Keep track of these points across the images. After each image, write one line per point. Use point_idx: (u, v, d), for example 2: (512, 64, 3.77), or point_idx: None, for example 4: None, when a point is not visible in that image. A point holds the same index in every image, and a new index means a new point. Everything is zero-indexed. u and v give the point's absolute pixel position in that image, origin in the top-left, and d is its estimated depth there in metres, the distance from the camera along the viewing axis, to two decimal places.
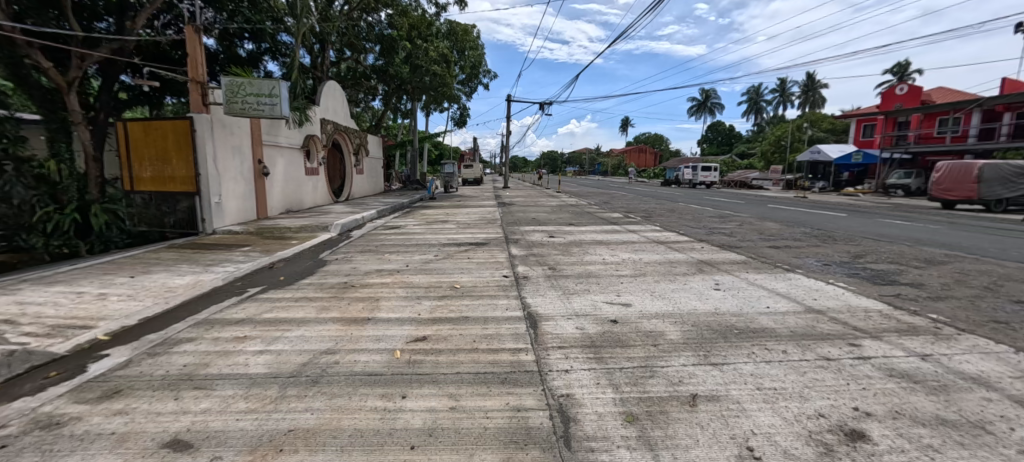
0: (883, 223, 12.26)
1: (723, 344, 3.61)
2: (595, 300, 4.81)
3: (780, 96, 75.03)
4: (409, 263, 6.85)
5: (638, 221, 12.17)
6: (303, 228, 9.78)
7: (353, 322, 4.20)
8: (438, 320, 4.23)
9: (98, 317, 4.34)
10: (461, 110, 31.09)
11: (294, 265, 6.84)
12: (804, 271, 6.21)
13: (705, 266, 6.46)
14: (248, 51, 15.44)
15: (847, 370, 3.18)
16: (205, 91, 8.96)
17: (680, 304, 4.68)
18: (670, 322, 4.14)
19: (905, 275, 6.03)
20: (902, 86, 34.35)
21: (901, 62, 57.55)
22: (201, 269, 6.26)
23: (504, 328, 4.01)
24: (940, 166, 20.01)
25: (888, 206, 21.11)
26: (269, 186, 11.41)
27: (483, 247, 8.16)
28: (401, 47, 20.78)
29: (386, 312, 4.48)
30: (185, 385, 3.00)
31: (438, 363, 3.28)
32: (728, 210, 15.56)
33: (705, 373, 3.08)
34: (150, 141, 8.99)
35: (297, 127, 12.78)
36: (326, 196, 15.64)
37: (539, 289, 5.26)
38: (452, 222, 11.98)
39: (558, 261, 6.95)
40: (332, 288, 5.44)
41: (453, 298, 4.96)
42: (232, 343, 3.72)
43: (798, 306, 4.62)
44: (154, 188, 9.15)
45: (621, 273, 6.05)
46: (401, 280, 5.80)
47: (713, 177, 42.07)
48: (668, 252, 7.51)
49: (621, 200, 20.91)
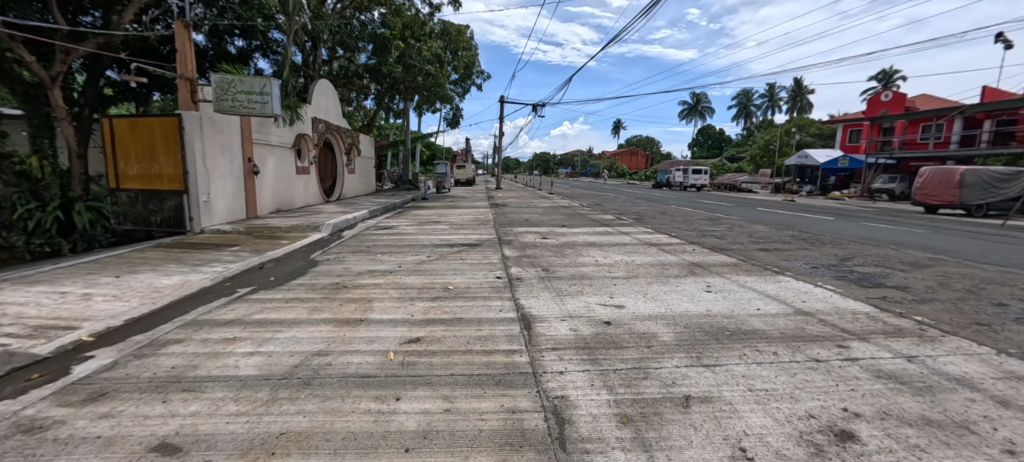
0: (869, 226, 12.50)
1: (715, 345, 3.66)
2: (589, 302, 4.83)
3: (769, 101, 76.21)
4: (401, 264, 6.80)
5: (631, 223, 12.25)
6: (294, 228, 9.67)
7: (346, 323, 4.17)
8: (431, 321, 4.22)
9: (83, 317, 4.25)
10: (454, 110, 31.09)
11: (285, 265, 6.75)
12: (793, 274, 6.31)
13: (697, 268, 6.52)
14: (239, 48, 15.38)
15: (836, 371, 3.24)
16: (195, 87, 8.75)
17: (673, 306, 4.70)
18: (662, 323, 4.18)
19: (891, 278, 6.16)
20: (886, 93, 35.48)
21: (885, 70, 59.01)
22: (189, 270, 6.14)
23: (498, 329, 4.01)
24: (923, 171, 20.23)
25: (874, 210, 21.46)
26: (258, 185, 11.25)
27: (477, 248, 8.15)
28: (394, 46, 20.68)
29: (379, 313, 4.45)
30: (173, 387, 2.94)
31: (432, 365, 3.26)
32: (719, 212, 15.72)
33: (698, 375, 3.11)
34: (136, 138, 8.81)
35: (288, 125, 12.56)
36: (318, 196, 15.51)
37: (532, 291, 5.25)
38: (445, 223, 11.93)
39: (551, 262, 6.96)
40: (324, 288, 5.39)
41: (446, 299, 4.93)
42: (222, 344, 3.67)
43: (787, 308, 4.68)
44: (140, 186, 8.97)
45: (614, 275, 6.09)
46: (394, 281, 5.77)
47: (704, 180, 42.57)
48: (660, 255, 7.56)
49: (613, 202, 21.06)
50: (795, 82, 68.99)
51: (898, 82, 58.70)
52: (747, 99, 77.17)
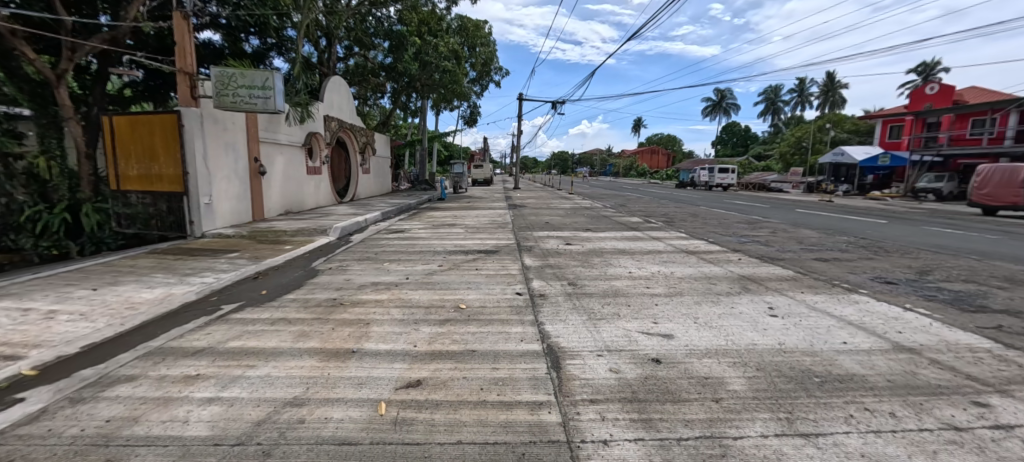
0: (932, 231, 11.12)
1: (804, 400, 2.78)
2: (628, 330, 3.94)
3: (799, 97, 73.04)
4: (408, 275, 6.06)
5: (660, 226, 11.24)
6: (300, 232, 9.07)
7: (335, 356, 3.43)
8: (437, 355, 3.43)
9: (33, 344, 3.62)
10: (472, 109, 30.49)
11: (282, 275, 6.10)
12: (869, 292, 5.29)
13: (750, 284, 5.56)
14: (254, 47, 15.09)
15: (994, 448, 2.30)
16: (195, 82, 8.18)
17: (735, 338, 3.79)
18: (726, 362, 3.31)
19: (994, 300, 5.05)
20: (933, 85, 33.07)
21: (929, 62, 55.63)
22: (175, 281, 5.53)
23: (519, 369, 3.20)
24: (981, 169, 18.53)
25: (925, 212, 19.77)
26: (266, 186, 10.74)
27: (493, 255, 7.37)
28: (411, 43, 20.07)
29: (376, 342, 3.69)
30: (94, 455, 2.24)
31: (432, 425, 2.47)
32: (756, 215, 14.50)
33: (798, 453, 2.22)
34: (136, 138, 8.34)
35: (298, 123, 12.03)
36: (330, 196, 14.95)
37: (559, 314, 4.39)
38: (460, 225, 11.18)
39: (579, 274, 6.08)
40: (318, 307, 4.65)
41: (457, 324, 4.11)
42: (178, 386, 2.97)
43: (883, 342, 3.73)
44: (141, 187, 8.51)
45: (654, 292, 5.17)
46: (398, 297, 5.02)
47: (731, 179, 40.86)
48: (703, 265, 6.61)
49: (638, 203, 19.96)
50: (826, 76, 66.05)
51: (939, 73, 55.57)
52: (775, 94, 74.13)
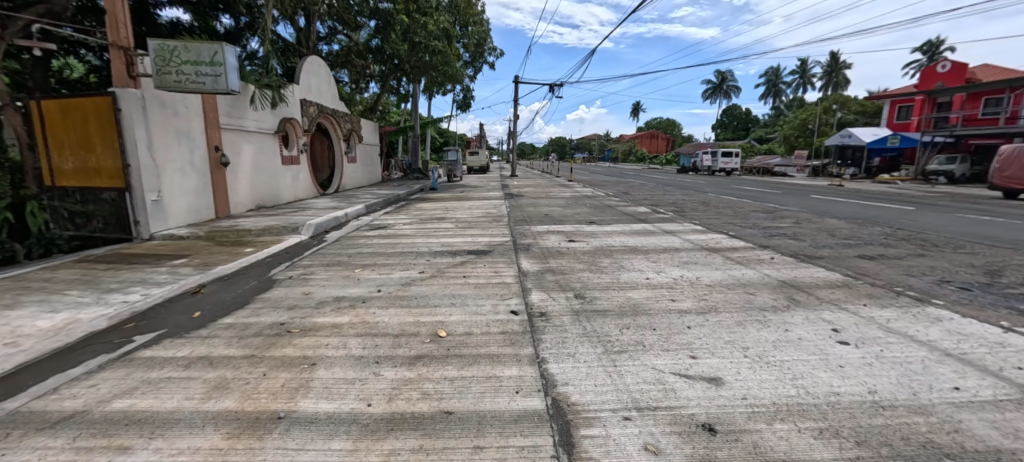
0: (967, 219, 10.14)
1: None
2: (656, 368, 2.99)
3: (801, 78, 71.48)
4: (381, 286, 5.03)
5: (671, 218, 10.17)
6: (267, 230, 8.05)
7: (250, 427, 2.39)
8: (395, 421, 2.41)
9: None
10: (466, 93, 29.08)
11: (230, 288, 5.06)
12: (943, 304, 4.30)
13: (796, 293, 4.57)
14: (225, 26, 13.84)
15: None
16: (132, 58, 7.03)
17: (807, 384, 2.78)
18: (808, 430, 2.31)
19: None
20: (946, 62, 31.68)
21: (936, 40, 54.24)
22: (90, 301, 4.46)
23: (511, 450, 2.17)
24: (1004, 150, 17.46)
25: (941, 196, 18.82)
26: (231, 179, 9.66)
27: (485, 257, 6.33)
28: (398, 22, 18.68)
29: (317, 397, 2.68)
30: None
31: None
32: (771, 202, 13.43)
33: None
34: (68, 125, 7.22)
35: (268, 107, 10.87)
36: (310, 188, 13.86)
37: (565, 344, 3.39)
38: (450, 220, 10.16)
39: (586, 282, 5.05)
40: (257, 338, 3.62)
41: (432, 363, 3.11)
42: None
43: (1008, 386, 2.73)
44: (77, 183, 7.39)
45: (681, 308, 4.16)
46: (362, 320, 3.99)
47: (734, 163, 39.69)
48: (731, 267, 5.62)
49: (642, 191, 18.88)
50: (830, 56, 64.50)
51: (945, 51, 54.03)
52: (776, 75, 72.50)
